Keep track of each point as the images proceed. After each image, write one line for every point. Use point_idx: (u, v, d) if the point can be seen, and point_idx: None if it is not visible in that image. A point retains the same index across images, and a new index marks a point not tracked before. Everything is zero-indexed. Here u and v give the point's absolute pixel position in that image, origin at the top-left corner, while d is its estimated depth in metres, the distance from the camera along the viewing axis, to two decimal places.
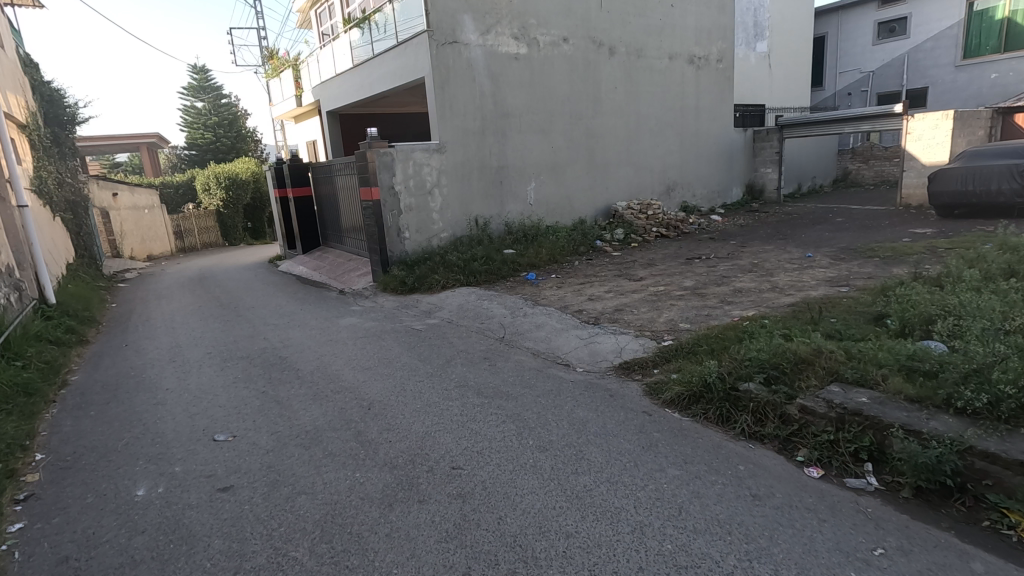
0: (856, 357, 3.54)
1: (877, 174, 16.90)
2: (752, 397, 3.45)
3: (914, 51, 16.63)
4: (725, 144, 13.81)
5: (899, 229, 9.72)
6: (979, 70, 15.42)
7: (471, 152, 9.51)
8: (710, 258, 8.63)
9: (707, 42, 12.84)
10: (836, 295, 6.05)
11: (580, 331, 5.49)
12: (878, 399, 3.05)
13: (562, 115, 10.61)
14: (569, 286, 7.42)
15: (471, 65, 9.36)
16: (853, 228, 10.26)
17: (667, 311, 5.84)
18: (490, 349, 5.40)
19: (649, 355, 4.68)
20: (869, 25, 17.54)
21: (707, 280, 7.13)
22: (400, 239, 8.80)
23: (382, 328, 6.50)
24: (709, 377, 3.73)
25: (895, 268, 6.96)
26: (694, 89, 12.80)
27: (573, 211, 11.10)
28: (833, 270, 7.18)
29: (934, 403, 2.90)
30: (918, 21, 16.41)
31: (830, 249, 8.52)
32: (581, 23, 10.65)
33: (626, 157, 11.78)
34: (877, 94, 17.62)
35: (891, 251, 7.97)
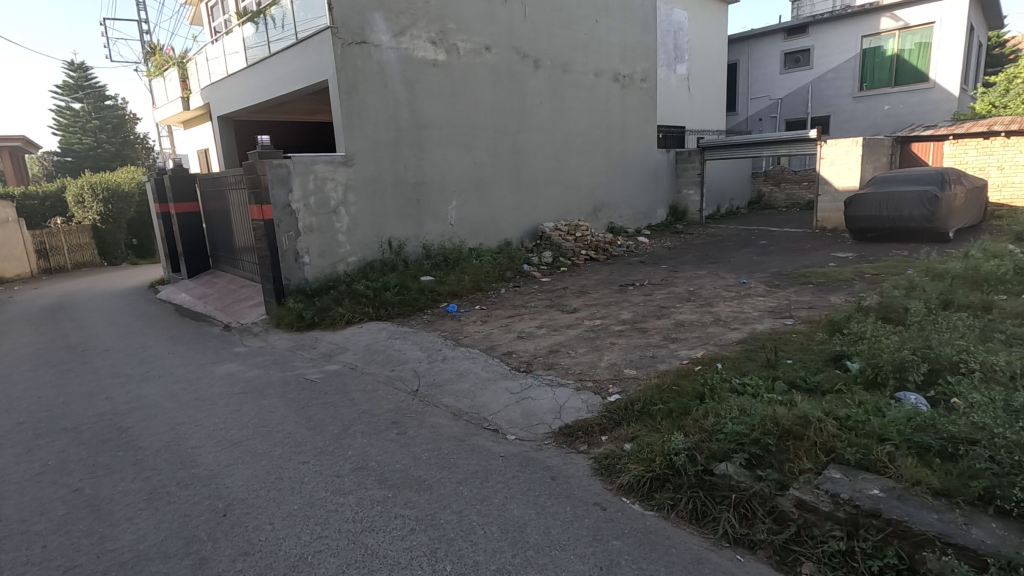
0: (847, 425, 2.89)
1: (788, 196, 17.51)
2: (733, 485, 2.71)
3: (817, 81, 17.46)
4: (650, 164, 13.65)
5: (822, 253, 9.69)
6: (875, 101, 16.44)
7: (385, 167, 8.48)
8: (644, 285, 8.09)
9: (631, 60, 12.61)
10: (783, 328, 5.52)
11: (512, 381, 4.61)
12: (894, 492, 2.38)
13: (485, 128, 9.83)
14: (495, 320, 6.55)
15: (382, 69, 8.35)
16: (779, 251, 10.17)
17: (609, 353, 5.09)
18: (401, 408, 4.35)
19: (594, 415, 3.86)
20: (777, 54, 18.24)
21: (646, 312, 6.51)
22: (298, 265, 7.56)
23: (267, 380, 5.25)
24: (675, 456, 2.97)
25: (833, 296, 6.68)
26: (620, 107, 12.49)
27: (499, 232, 10.30)
28: (772, 299, 6.79)
29: (967, 499, 2.26)
30: (821, 53, 17.27)
31: (762, 275, 8.24)
32: (504, 31, 9.97)
33: (553, 175, 11.18)
34: (785, 120, 18.35)
35: (823, 276, 7.77)
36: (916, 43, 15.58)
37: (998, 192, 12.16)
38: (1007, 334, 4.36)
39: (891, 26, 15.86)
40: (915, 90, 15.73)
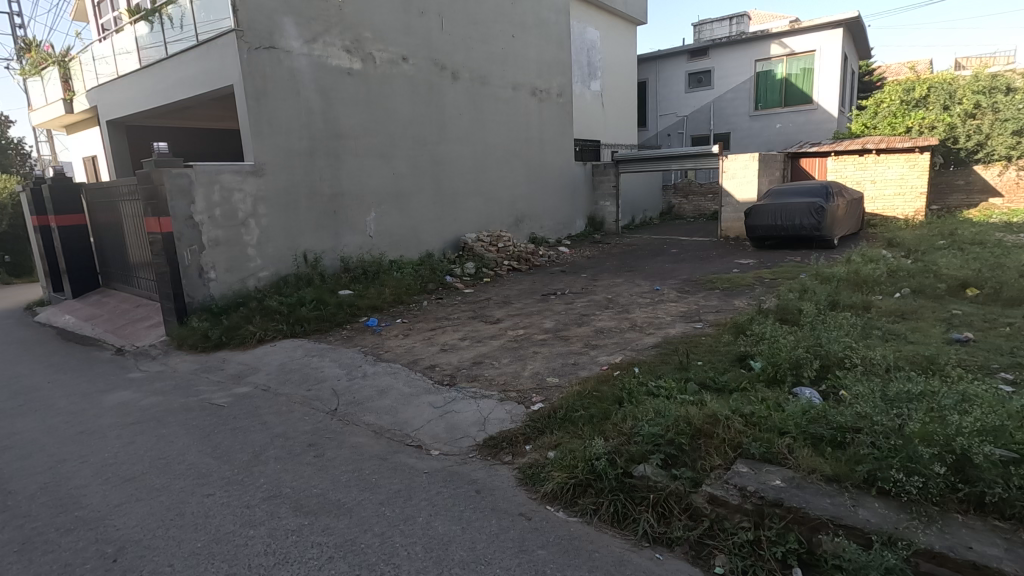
0: (752, 422, 3.08)
1: (696, 208, 18.66)
2: (651, 485, 2.81)
3: (718, 100, 18.77)
4: (568, 177, 14.06)
5: (727, 260, 10.38)
6: (768, 120, 17.94)
7: (298, 177, 8.13)
8: (565, 294, 8.27)
9: (547, 75, 12.95)
10: (694, 331, 5.83)
11: (435, 396, 4.53)
12: (793, 481, 2.55)
13: (404, 139, 9.69)
14: (417, 333, 6.43)
15: (293, 75, 8.03)
16: (689, 259, 10.77)
17: (532, 362, 5.14)
18: (318, 429, 4.15)
19: (518, 425, 3.87)
20: (681, 74, 19.42)
21: (567, 320, 6.65)
22: (203, 281, 7.05)
23: (166, 407, 4.82)
24: (596, 461, 3.03)
25: (737, 300, 7.16)
26: (537, 120, 12.76)
27: (420, 243, 10.17)
28: (683, 304, 7.17)
29: (854, 482, 2.45)
30: (721, 75, 18.58)
31: (674, 282, 8.69)
32: (421, 42, 9.92)
33: (474, 186, 11.21)
34: (690, 136, 19.56)
35: (728, 281, 8.31)
36: (801, 68, 17.17)
37: (873, 203, 13.60)
38: (884, 330, 4.85)
39: (780, 52, 17.39)
40: (801, 111, 17.33)
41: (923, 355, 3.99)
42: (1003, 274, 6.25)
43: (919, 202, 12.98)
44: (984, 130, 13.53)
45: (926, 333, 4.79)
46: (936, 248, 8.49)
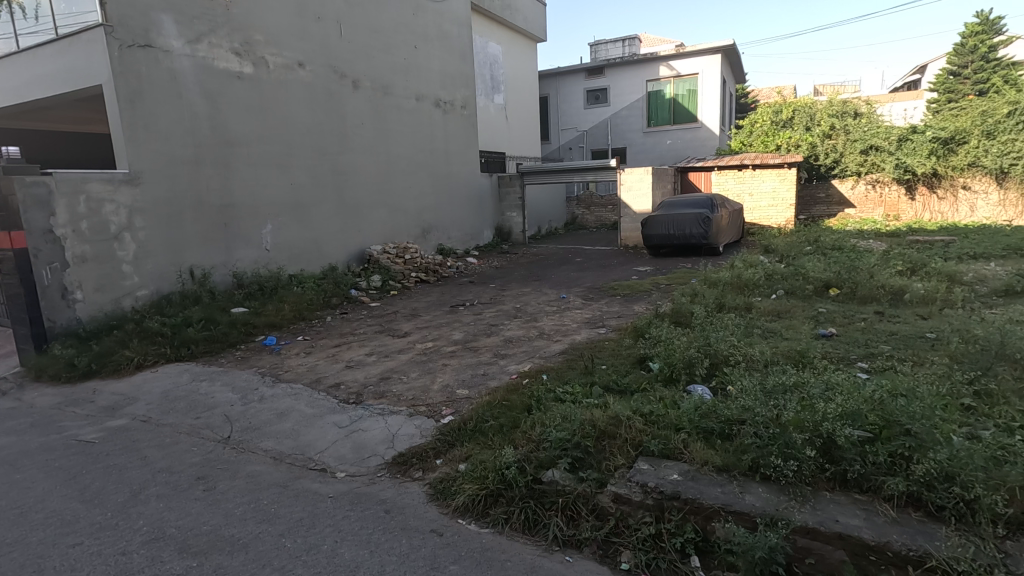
0: (652, 420, 3.25)
1: (597, 218, 19.51)
2: (560, 489, 2.87)
3: (614, 117, 19.81)
4: (474, 188, 14.17)
5: (627, 268, 10.92)
6: (660, 136, 19.23)
7: (181, 187, 7.50)
8: (473, 304, 8.28)
9: (451, 87, 12.99)
10: (598, 337, 6.07)
11: (340, 415, 4.34)
12: (688, 474, 2.72)
13: (302, 148, 9.27)
14: (320, 351, 6.14)
15: (175, 77, 7.42)
16: (592, 267, 11.21)
17: (441, 375, 5.08)
18: (209, 460, 3.82)
19: (428, 440, 3.80)
20: (580, 91, 20.29)
21: (477, 331, 6.66)
22: (67, 302, 6.27)
23: (21, 448, 4.19)
24: (506, 469, 3.05)
25: (636, 306, 7.55)
26: (442, 132, 12.75)
27: (322, 256, 9.74)
28: (587, 311, 7.44)
29: (741, 470, 2.66)
30: (616, 92, 19.62)
31: (579, 290, 8.99)
32: (318, 48, 9.57)
33: (379, 197, 10.95)
34: (590, 150, 20.46)
35: (628, 288, 8.75)
36: (687, 90, 18.60)
37: (751, 214, 14.98)
38: (764, 329, 5.34)
39: (668, 74, 18.72)
40: (688, 129, 18.76)
41: (796, 350, 4.43)
42: (857, 274, 7.09)
43: (788, 213, 14.49)
44: (839, 148, 15.38)
45: (797, 329, 5.34)
46: (803, 253, 9.50)
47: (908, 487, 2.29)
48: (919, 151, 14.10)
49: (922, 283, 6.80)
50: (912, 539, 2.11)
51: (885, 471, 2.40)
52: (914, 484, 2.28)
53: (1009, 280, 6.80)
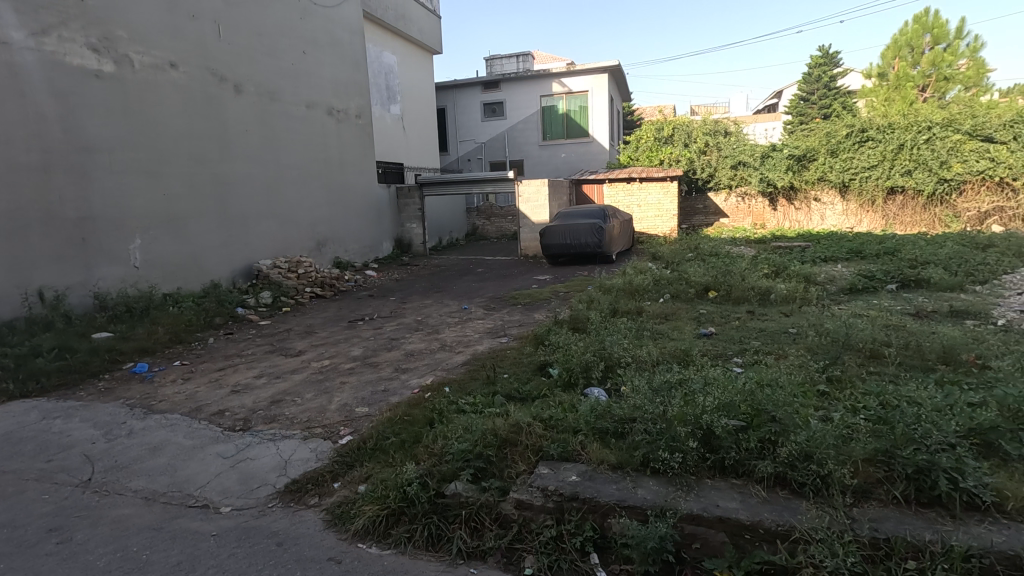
0: (551, 425, 3.34)
1: (498, 229, 19.79)
2: (463, 501, 2.85)
3: (510, 130, 20.27)
4: (371, 199, 13.81)
5: (527, 277, 11.17)
6: (555, 149, 19.96)
7: (26, 198, 6.57)
8: (373, 319, 8.02)
9: (344, 96, 12.59)
10: (500, 346, 6.12)
11: (225, 445, 4.00)
12: (586, 474, 2.82)
13: (177, 155, 8.51)
14: (202, 375, 5.64)
15: (15, 73, 6.52)
16: (493, 277, 11.34)
17: (338, 394, 4.86)
18: (64, 508, 3.35)
19: (325, 463, 3.61)
20: (477, 104, 20.54)
21: (376, 346, 6.46)
22: None
23: None
24: (408, 486, 2.97)
25: (536, 313, 7.74)
26: (336, 141, 12.30)
27: (203, 273, 8.97)
28: (489, 321, 7.50)
29: (634, 466, 2.80)
30: (512, 106, 20.10)
31: (481, 300, 9.04)
32: (194, 49, 8.87)
33: (266, 208, 10.31)
34: (489, 161, 20.76)
35: (528, 296, 8.94)
36: (578, 106, 19.51)
37: (640, 223, 15.97)
38: (653, 331, 5.69)
39: (560, 90, 19.51)
40: (580, 143, 19.66)
41: (681, 349, 4.77)
42: (732, 278, 7.80)
43: (672, 223, 15.62)
44: (712, 164, 16.86)
45: (682, 330, 5.76)
46: (686, 260, 10.28)
47: (775, 468, 2.53)
48: (779, 167, 15.84)
49: (784, 284, 7.61)
50: (779, 515, 2.34)
51: (757, 455, 2.64)
52: (780, 465, 2.53)
53: (853, 280, 7.81)
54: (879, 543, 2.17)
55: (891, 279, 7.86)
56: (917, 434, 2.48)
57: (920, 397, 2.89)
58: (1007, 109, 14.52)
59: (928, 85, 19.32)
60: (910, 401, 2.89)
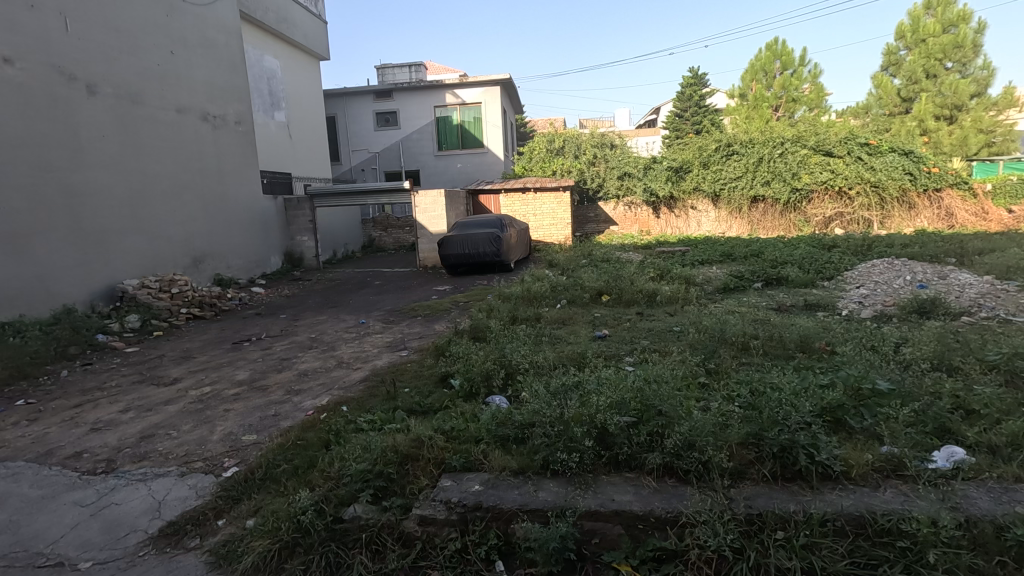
0: (453, 436, 3.31)
1: (396, 240, 19.39)
2: (363, 524, 2.74)
3: (405, 140, 19.99)
4: (256, 211, 12.95)
5: (427, 288, 11.04)
6: (451, 160, 19.98)
7: None
8: (261, 339, 7.50)
9: (221, 100, 11.71)
10: (400, 360, 5.98)
11: (83, 492, 3.52)
12: (489, 482, 2.83)
13: (16, 163, 7.42)
14: (54, 414, 4.93)
15: None
16: (392, 290, 11.07)
17: (222, 423, 4.47)
18: None
19: (206, 500, 3.30)
20: (369, 113, 20.04)
21: (265, 368, 6.04)
22: None
23: None
24: (303, 514, 2.79)
25: (437, 325, 7.66)
26: (212, 149, 11.40)
27: (52, 296, 7.88)
28: (388, 334, 7.30)
29: (535, 470, 2.86)
30: (405, 116, 19.84)
31: (379, 313, 8.78)
32: (35, 43, 7.81)
33: (131, 222, 9.30)
34: (383, 171, 20.32)
35: (428, 308, 8.83)
36: (472, 117, 19.70)
37: (536, 232, 16.43)
38: (550, 336, 5.86)
39: (454, 101, 19.59)
40: (476, 154, 19.86)
41: (577, 353, 4.95)
42: (621, 282, 8.24)
43: (566, 231, 16.25)
44: (600, 175, 17.76)
45: (577, 334, 5.99)
46: (580, 266, 10.72)
47: (663, 459, 2.70)
48: (659, 178, 17.05)
49: (667, 286, 8.18)
50: (668, 502, 2.50)
51: (647, 448, 2.80)
52: (668, 456, 2.71)
53: (726, 280, 8.59)
54: (753, 518, 2.38)
55: (757, 278, 8.74)
56: (781, 416, 2.76)
57: (782, 382, 3.23)
58: (841, 128, 16.81)
59: (780, 105, 21.79)
60: (773, 387, 3.22)
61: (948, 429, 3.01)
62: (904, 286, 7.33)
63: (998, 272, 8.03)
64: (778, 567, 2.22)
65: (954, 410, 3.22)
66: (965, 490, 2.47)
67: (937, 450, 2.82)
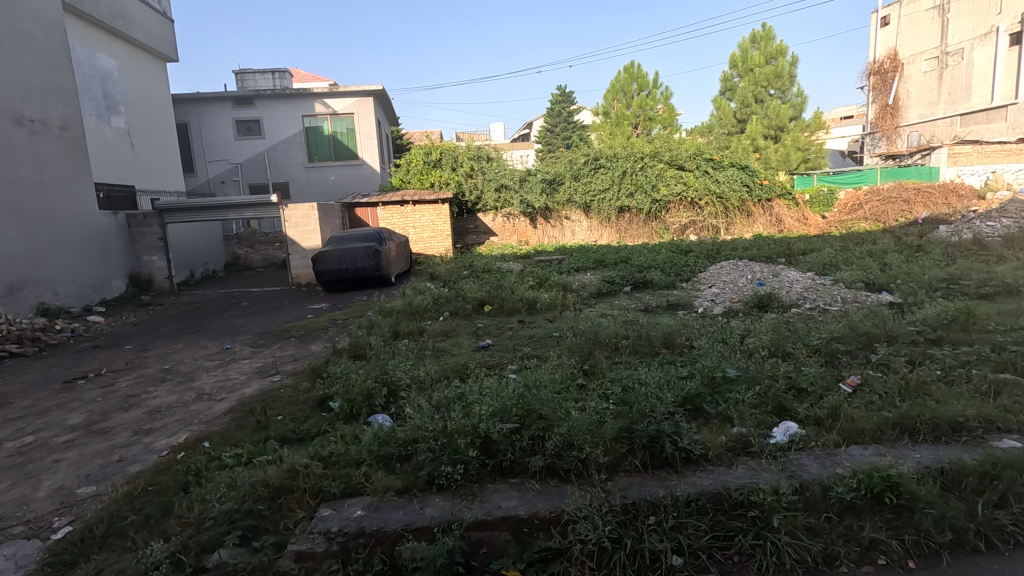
0: (332, 462, 3.14)
1: (264, 257, 18.04)
2: (231, 570, 2.48)
3: (270, 150, 18.75)
4: (90, 230, 11.36)
5: (301, 307, 10.40)
6: (323, 171, 19.08)
7: None
8: (100, 375, 6.54)
9: (39, 103, 10.11)
10: (271, 385, 5.54)
11: None
12: (372, 506, 2.71)
13: None
14: None
15: None
16: (261, 311, 10.27)
17: (51, 476, 3.81)
18: None
19: (30, 571, 2.77)
20: (228, 121, 18.52)
21: (108, 407, 5.27)
22: None
23: None
24: (156, 570, 2.46)
25: (312, 345, 7.23)
26: (30, 158, 9.79)
27: None
28: (257, 359, 6.74)
29: (420, 486, 2.79)
30: (270, 125, 18.62)
31: (246, 337, 8.08)
32: None
33: None
34: (247, 184, 18.87)
35: (303, 328, 8.31)
36: (344, 128, 19.00)
37: (417, 244, 16.23)
38: (434, 349, 5.80)
39: (324, 111, 18.75)
40: (350, 165, 19.17)
41: (461, 364, 4.96)
42: (503, 291, 8.40)
43: (447, 243, 16.25)
44: (479, 187, 18.02)
45: (461, 345, 5.99)
46: (462, 278, 10.76)
47: (545, 461, 2.78)
48: (535, 190, 17.73)
49: (546, 293, 8.49)
50: (551, 503, 2.58)
51: (529, 452, 2.87)
52: (549, 457, 2.79)
53: (599, 285, 9.12)
54: (629, 507, 2.53)
55: (626, 282, 9.40)
56: (648, 409, 2.98)
57: (648, 377, 3.49)
58: (691, 144, 18.72)
59: (639, 123, 23.72)
60: (641, 382, 3.47)
61: (784, 407, 3.45)
62: (747, 284, 8.31)
63: (817, 269, 9.44)
64: (652, 551, 2.37)
65: (789, 390, 3.70)
66: (799, 459, 2.84)
67: (776, 426, 3.23)
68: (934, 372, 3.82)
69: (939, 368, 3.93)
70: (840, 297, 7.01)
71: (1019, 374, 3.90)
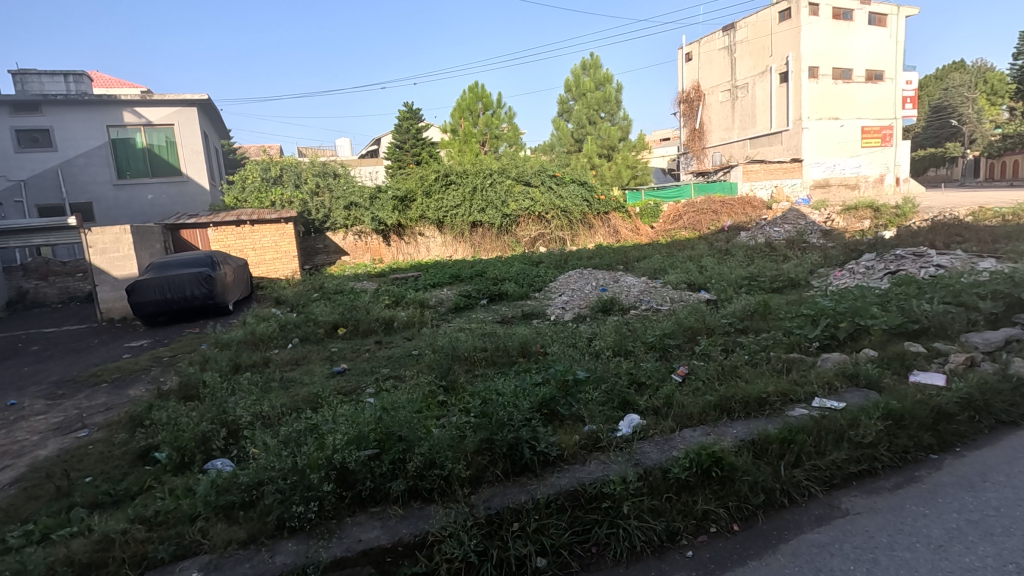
0: (158, 523, 2.72)
1: (62, 290, 15.22)
2: None
3: (66, 165, 15.98)
4: None
5: (114, 346, 8.93)
6: (137, 189, 16.71)
7: None
8: None
9: None
10: (75, 442, 4.66)
11: None
12: (211, 564, 2.40)
13: None
14: None
15: None
16: (60, 355, 8.61)
17: None
18: None
19: None
20: (5, 130, 15.49)
21: None
22: None
23: None
24: None
25: (130, 390, 6.24)
26: None
27: None
28: (55, 413, 5.63)
29: (267, 533, 2.54)
30: (64, 136, 15.89)
31: (40, 388, 6.72)
32: None
33: None
34: (35, 205, 15.87)
35: (117, 371, 7.14)
36: (162, 140, 16.84)
37: (258, 267, 14.91)
38: (281, 380, 5.35)
39: (135, 121, 16.45)
40: (172, 182, 17.05)
41: (313, 393, 4.64)
42: (357, 312, 8.05)
43: (293, 264, 15.17)
44: (326, 205, 17.21)
45: (313, 373, 5.61)
46: (311, 300, 10.13)
47: (407, 484, 2.70)
48: (386, 207, 17.36)
49: (403, 311, 8.32)
50: (415, 526, 2.51)
51: (390, 477, 2.76)
52: (411, 479, 2.72)
53: (456, 300, 9.18)
54: (493, 517, 2.56)
55: (483, 295, 9.59)
56: (507, 418, 3.05)
57: (505, 387, 3.58)
58: (535, 161, 19.82)
59: (486, 141, 24.54)
60: (498, 393, 3.53)
61: (627, 401, 3.78)
62: (592, 291, 8.97)
63: (650, 274, 10.50)
64: (517, 556, 2.42)
65: (631, 385, 4.05)
66: (641, 447, 3.11)
67: (621, 420, 3.50)
68: (742, 357, 4.47)
69: (746, 353, 4.60)
70: (668, 297, 7.90)
71: (803, 352, 4.73)
